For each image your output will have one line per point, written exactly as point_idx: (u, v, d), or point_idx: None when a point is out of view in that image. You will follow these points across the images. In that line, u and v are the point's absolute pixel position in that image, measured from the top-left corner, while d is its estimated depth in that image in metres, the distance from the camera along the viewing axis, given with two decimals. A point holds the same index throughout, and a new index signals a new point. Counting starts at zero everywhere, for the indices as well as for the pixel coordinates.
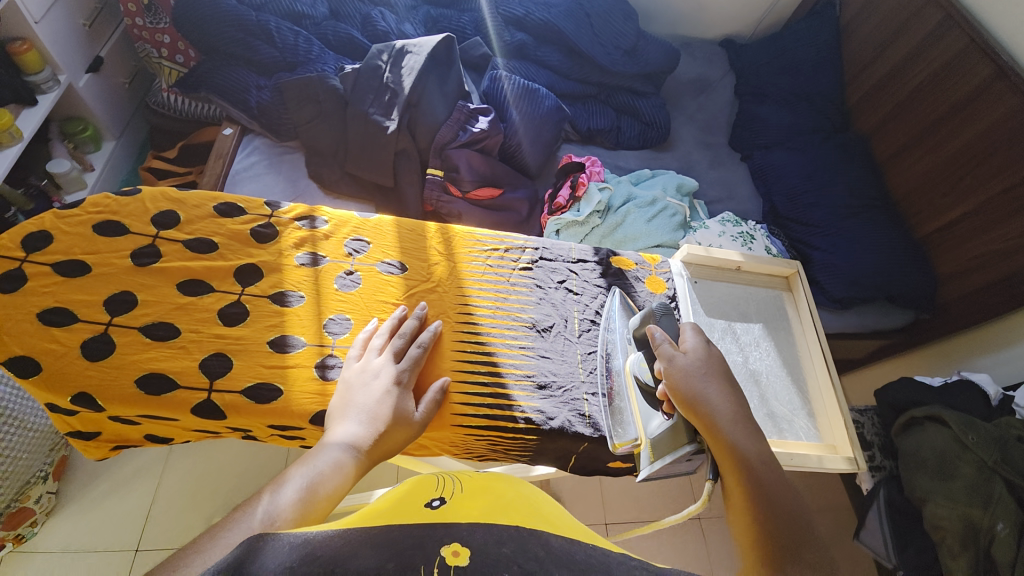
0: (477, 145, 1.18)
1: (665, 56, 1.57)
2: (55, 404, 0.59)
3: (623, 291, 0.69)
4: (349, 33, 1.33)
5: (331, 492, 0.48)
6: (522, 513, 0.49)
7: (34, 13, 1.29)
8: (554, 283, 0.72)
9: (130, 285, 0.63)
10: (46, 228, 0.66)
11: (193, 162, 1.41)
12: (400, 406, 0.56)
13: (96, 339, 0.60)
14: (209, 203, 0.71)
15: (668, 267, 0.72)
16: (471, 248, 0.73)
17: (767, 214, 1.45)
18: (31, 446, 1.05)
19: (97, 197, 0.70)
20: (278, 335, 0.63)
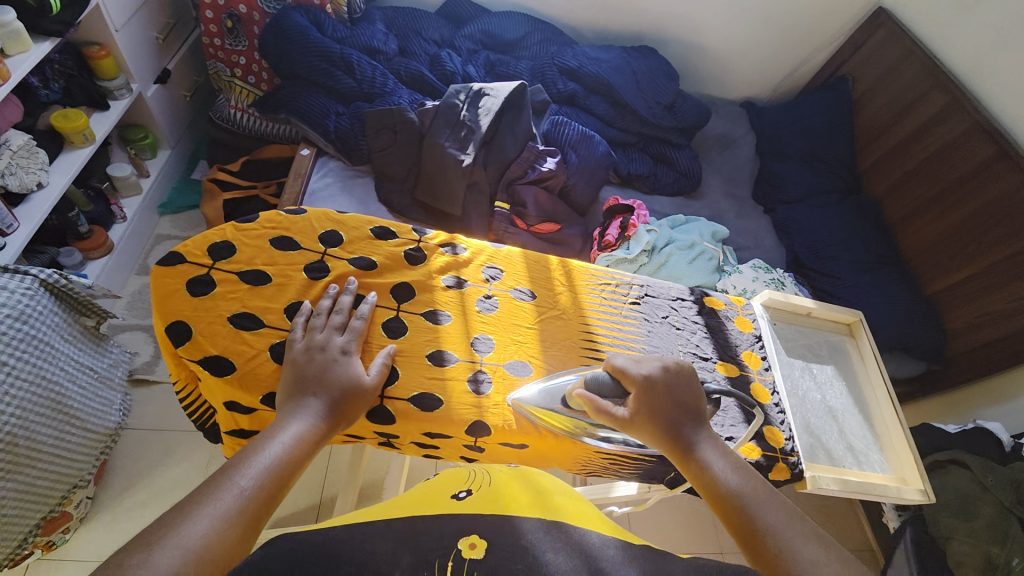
0: (543, 183, 1.27)
1: (699, 113, 1.70)
2: (236, 402, 0.62)
3: (718, 327, 0.74)
4: (420, 71, 1.43)
5: (293, 457, 0.51)
6: (540, 504, 0.51)
7: (117, 22, 1.32)
8: (660, 318, 0.74)
9: (306, 294, 0.67)
10: (228, 239, 0.70)
11: (256, 177, 1.47)
12: (349, 376, 0.59)
13: (282, 343, 0.63)
14: (366, 226, 0.74)
15: (753, 309, 0.77)
16: (588, 281, 0.75)
17: (790, 263, 1.57)
18: (87, 449, 1.04)
19: (270, 213, 0.74)
20: (435, 349, 0.66)
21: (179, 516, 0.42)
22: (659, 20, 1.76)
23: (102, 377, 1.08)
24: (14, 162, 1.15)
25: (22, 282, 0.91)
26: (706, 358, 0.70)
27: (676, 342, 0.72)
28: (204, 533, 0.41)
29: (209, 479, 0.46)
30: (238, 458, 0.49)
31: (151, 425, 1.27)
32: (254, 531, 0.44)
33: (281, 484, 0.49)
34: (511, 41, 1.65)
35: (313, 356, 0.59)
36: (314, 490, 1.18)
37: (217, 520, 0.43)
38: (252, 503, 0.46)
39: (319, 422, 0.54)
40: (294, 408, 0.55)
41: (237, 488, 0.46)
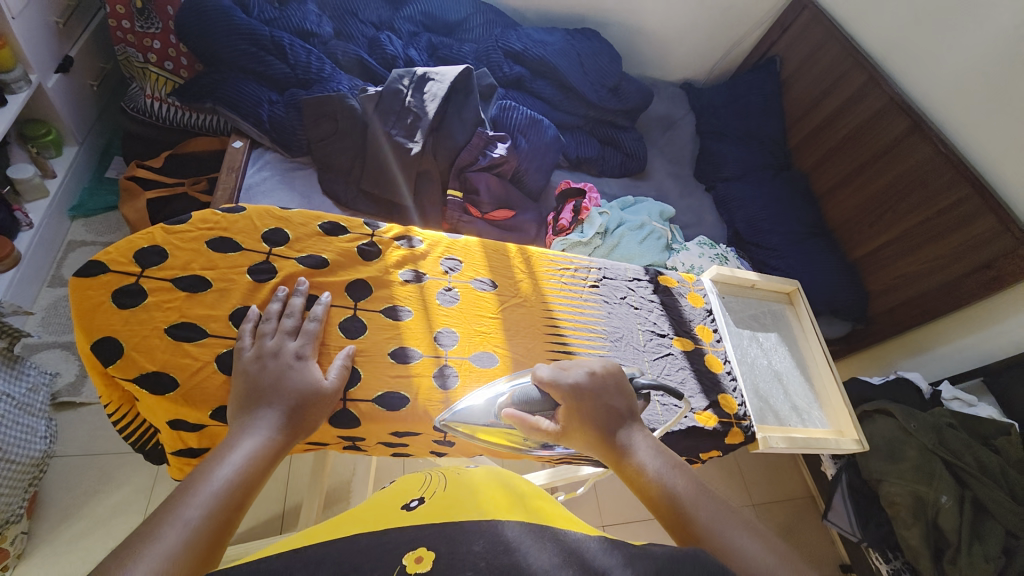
0: (495, 169, 1.26)
1: (642, 95, 1.74)
2: (181, 420, 0.58)
3: (673, 304, 0.77)
4: (358, 54, 1.36)
5: (246, 477, 0.47)
6: (490, 505, 0.50)
7: (13, 8, 1.17)
8: (618, 299, 0.75)
9: (254, 298, 0.63)
10: (159, 244, 0.64)
11: (183, 173, 1.36)
12: (307, 382, 0.56)
13: (230, 353, 0.59)
14: (314, 222, 0.70)
15: (703, 284, 0.81)
16: (547, 267, 0.76)
17: (732, 238, 1.66)
18: (10, 483, 0.94)
19: (205, 212, 0.68)
20: (398, 346, 0.64)
21: (116, 560, 0.37)
22: (600, 2, 1.77)
23: (19, 404, 0.98)
24: None
25: None
26: (663, 334, 0.73)
27: (635, 321, 0.74)
28: (148, 574, 0.37)
29: (149, 516, 0.42)
30: (183, 487, 0.45)
31: (83, 450, 1.16)
32: (207, 563, 0.41)
33: (235, 508, 0.45)
34: (452, 23, 1.60)
35: (266, 366, 0.55)
36: (274, 500, 1.13)
37: (162, 559, 0.38)
38: (203, 534, 0.41)
39: (275, 435, 0.51)
40: (244, 426, 0.51)
41: (182, 520, 0.41)
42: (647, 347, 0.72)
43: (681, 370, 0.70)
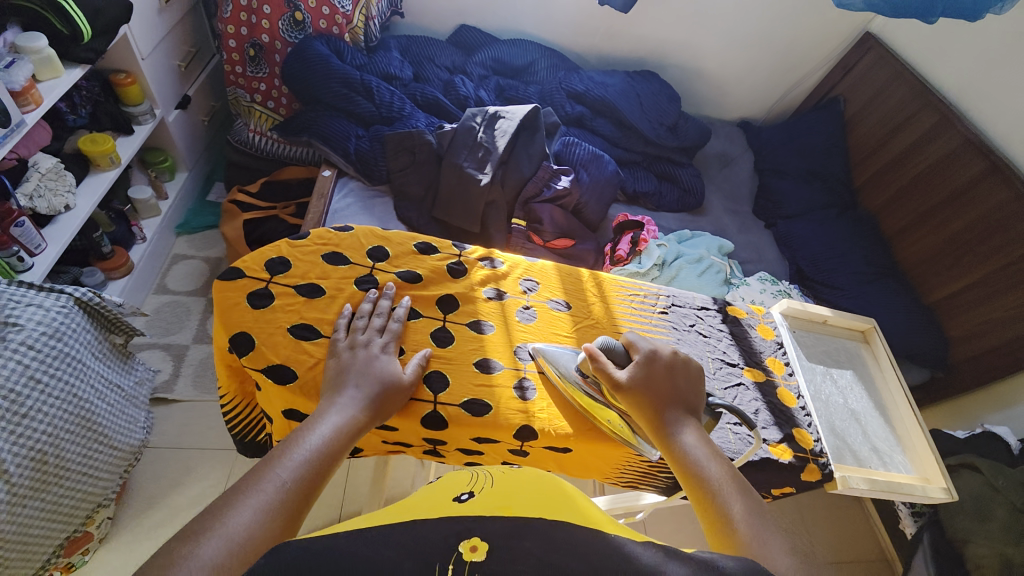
0: (558, 201, 1.32)
1: (700, 133, 1.77)
2: (294, 409, 0.64)
3: (743, 334, 0.77)
4: (435, 96, 1.49)
5: (330, 450, 0.53)
6: (537, 502, 0.50)
7: (143, 50, 1.35)
8: (687, 326, 0.76)
9: (358, 306, 0.69)
10: (284, 255, 0.73)
11: (274, 197, 1.51)
12: (387, 371, 0.62)
13: (338, 354, 0.65)
14: (410, 241, 0.78)
15: (773, 317, 0.81)
16: (618, 292, 0.79)
17: (794, 276, 1.61)
18: (112, 467, 1.02)
19: (321, 230, 0.77)
20: (481, 357, 0.68)
21: (224, 504, 0.45)
22: (659, 46, 1.84)
23: (128, 395, 1.08)
24: (43, 185, 1.17)
25: (59, 300, 0.93)
26: (734, 364, 0.73)
27: (705, 348, 0.75)
28: (247, 524, 0.44)
29: (250, 471, 0.49)
30: (279, 451, 0.51)
31: (172, 443, 1.27)
32: (294, 521, 0.47)
33: (320, 475, 0.51)
34: (519, 67, 1.73)
35: (352, 355, 0.63)
36: (332, 508, 1.19)
37: (259, 511, 0.45)
38: (294, 495, 0.48)
39: (358, 415, 0.57)
40: (331, 404, 0.57)
41: (278, 479, 0.48)
42: (716, 375, 0.72)
43: (753, 401, 0.70)
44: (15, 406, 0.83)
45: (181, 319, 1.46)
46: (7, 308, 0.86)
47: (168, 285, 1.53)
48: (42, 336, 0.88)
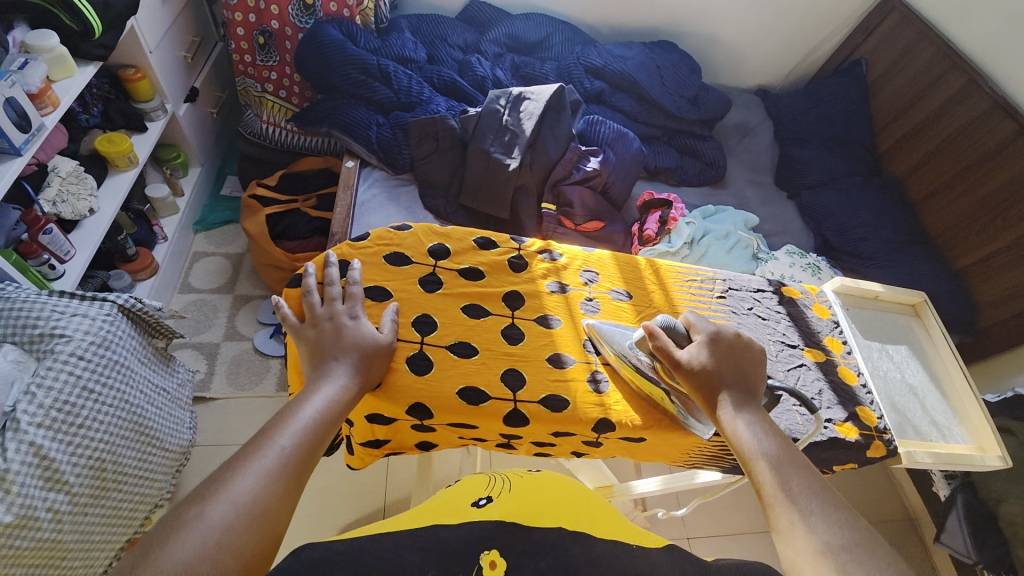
0: (588, 182, 1.31)
1: (721, 104, 1.73)
2: (377, 413, 0.65)
3: (800, 315, 0.78)
4: (453, 78, 1.45)
5: (326, 417, 0.53)
6: (556, 510, 0.54)
7: (150, 43, 1.30)
8: (746, 309, 0.77)
9: (428, 308, 0.70)
10: (347, 258, 0.73)
11: (294, 190, 1.49)
12: (364, 338, 0.62)
13: (416, 356, 0.66)
14: (469, 237, 0.78)
15: (827, 296, 0.82)
16: (675, 278, 0.79)
17: (820, 247, 1.60)
18: (164, 468, 1.02)
19: (379, 231, 0.77)
20: (553, 352, 0.70)
21: (225, 474, 0.44)
22: (675, 13, 1.78)
23: (173, 397, 1.07)
24: (64, 190, 1.15)
25: (103, 308, 0.92)
26: (794, 345, 0.75)
27: (765, 331, 0.76)
28: (251, 490, 0.44)
29: (250, 441, 0.48)
30: (276, 421, 0.51)
31: (213, 440, 1.28)
32: (298, 482, 0.47)
33: (319, 441, 0.51)
34: (534, 43, 1.68)
35: (325, 327, 0.62)
36: (377, 495, 1.22)
37: (264, 477, 0.45)
38: (295, 460, 0.48)
39: (347, 383, 0.58)
40: (319, 376, 0.57)
41: (278, 447, 0.48)
42: (779, 358, 0.73)
43: (817, 381, 0.72)
44: (70, 416, 0.82)
45: (209, 317, 1.45)
46: (54, 320, 0.86)
47: (192, 283, 1.51)
48: (90, 345, 0.87)
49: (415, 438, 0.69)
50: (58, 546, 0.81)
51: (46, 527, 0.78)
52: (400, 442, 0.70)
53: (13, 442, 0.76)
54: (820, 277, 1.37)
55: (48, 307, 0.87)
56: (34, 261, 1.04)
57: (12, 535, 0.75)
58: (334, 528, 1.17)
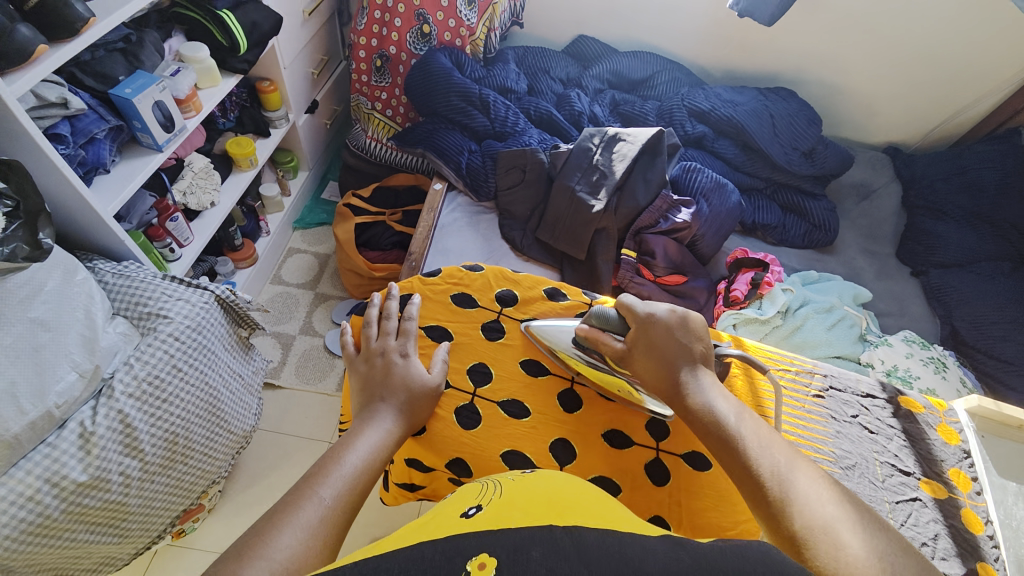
0: (674, 233, 1.24)
1: (840, 161, 1.55)
2: (417, 459, 0.69)
3: (919, 438, 0.72)
4: (550, 111, 1.45)
5: (370, 465, 0.54)
6: (563, 510, 0.43)
7: (285, 60, 1.45)
8: (848, 417, 0.72)
9: (486, 358, 0.74)
10: (417, 293, 0.79)
11: (383, 203, 1.56)
12: (413, 377, 0.66)
13: (466, 409, 0.70)
14: (539, 286, 0.82)
15: (957, 417, 0.74)
16: (767, 367, 0.75)
17: (947, 339, 1.35)
18: (226, 448, 1.08)
19: (451, 269, 0.84)
20: (610, 430, 0.69)
21: (267, 526, 0.44)
22: (798, 59, 1.64)
23: (246, 382, 1.14)
24: (194, 182, 1.30)
25: (202, 296, 1.02)
26: (908, 473, 0.68)
27: (870, 447, 0.70)
28: (291, 547, 0.43)
29: (292, 491, 0.49)
30: (319, 469, 0.52)
31: (274, 427, 1.36)
32: (336, 538, 0.47)
33: (360, 493, 0.51)
34: (637, 81, 1.64)
35: (375, 363, 0.66)
36: (409, 513, 1.17)
37: (305, 533, 0.45)
38: (334, 515, 0.48)
39: (393, 427, 0.59)
40: (369, 418, 0.59)
41: (318, 498, 0.48)
42: (886, 484, 0.67)
43: (932, 522, 0.64)
44: (158, 391, 0.91)
45: (291, 309, 1.56)
46: (160, 302, 0.97)
47: (283, 276, 1.64)
48: (186, 329, 0.96)
49: (450, 491, 0.71)
50: (122, 509, 0.88)
51: (113, 490, 0.85)
52: (434, 490, 0.72)
53: (104, 408, 0.85)
54: (945, 378, 1.14)
55: (159, 289, 0.98)
56: (158, 244, 1.19)
57: (83, 494, 0.81)
58: (361, 540, 1.12)
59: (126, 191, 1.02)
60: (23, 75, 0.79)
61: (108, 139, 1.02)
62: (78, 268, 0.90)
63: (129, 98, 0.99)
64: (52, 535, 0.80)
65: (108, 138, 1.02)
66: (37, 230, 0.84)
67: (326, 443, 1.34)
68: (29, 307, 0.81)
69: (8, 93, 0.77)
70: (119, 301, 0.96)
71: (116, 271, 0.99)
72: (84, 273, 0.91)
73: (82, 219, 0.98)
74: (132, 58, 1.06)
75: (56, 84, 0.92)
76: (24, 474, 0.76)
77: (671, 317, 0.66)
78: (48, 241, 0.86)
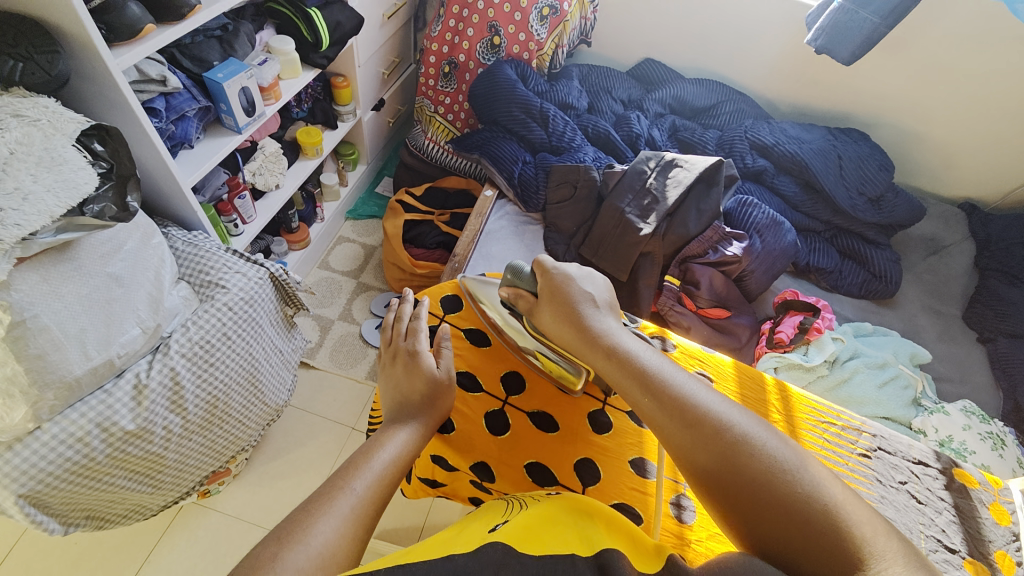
0: (722, 266, 1.21)
1: (910, 211, 1.47)
2: (442, 458, 0.70)
3: (971, 516, 0.66)
4: (607, 130, 1.45)
5: (399, 461, 0.55)
6: (594, 542, 0.43)
7: (360, 59, 1.52)
8: (895, 482, 0.68)
9: (521, 367, 0.75)
10: (460, 295, 0.82)
11: (433, 203, 1.61)
12: (424, 373, 0.66)
13: (496, 415, 0.71)
14: None
15: (1014, 498, 0.69)
16: (810, 417, 0.72)
17: (1009, 414, 1.23)
18: (258, 419, 1.13)
19: (495, 275, 0.86)
20: (638, 456, 0.67)
21: (303, 515, 0.46)
22: (874, 102, 1.57)
23: (285, 358, 1.19)
24: (264, 165, 1.38)
25: (258, 272, 1.08)
26: (955, 552, 0.63)
27: (916, 518, 0.65)
28: (326, 536, 0.45)
29: (327, 482, 0.50)
30: (352, 463, 0.53)
31: (303, 405, 1.41)
32: (366, 530, 0.48)
33: (390, 488, 0.53)
34: (700, 108, 1.63)
35: (393, 366, 0.69)
36: (419, 510, 1.18)
37: (339, 522, 0.46)
38: (365, 508, 0.49)
39: (415, 425, 0.61)
40: (398, 419, 0.61)
41: (350, 490, 0.50)
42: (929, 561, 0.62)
43: None
44: (207, 354, 0.96)
45: (334, 294, 1.62)
46: (221, 273, 1.03)
47: (330, 262, 1.70)
48: (240, 300, 1.02)
49: (471, 494, 0.72)
50: (159, 461, 0.94)
51: (155, 442, 0.91)
52: (454, 490, 0.72)
53: (159, 364, 0.91)
54: (1003, 456, 1.04)
55: (222, 261, 1.05)
56: (225, 218, 1.27)
57: (128, 442, 0.87)
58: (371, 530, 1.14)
59: (205, 166, 1.11)
60: (129, 50, 0.87)
61: (196, 117, 1.11)
62: (155, 233, 0.98)
63: (220, 83, 1.07)
64: (94, 477, 0.86)
65: (196, 117, 1.11)
66: (124, 194, 0.89)
67: (349, 428, 1.38)
68: (107, 262, 0.87)
69: (113, 66, 0.85)
70: (186, 268, 1.03)
71: (186, 239, 1.07)
72: (158, 238, 0.98)
73: (164, 190, 1.07)
74: (226, 46, 1.15)
75: (158, 63, 1.01)
76: (78, 416, 0.83)
77: (576, 274, 0.73)
78: (135, 205, 0.90)
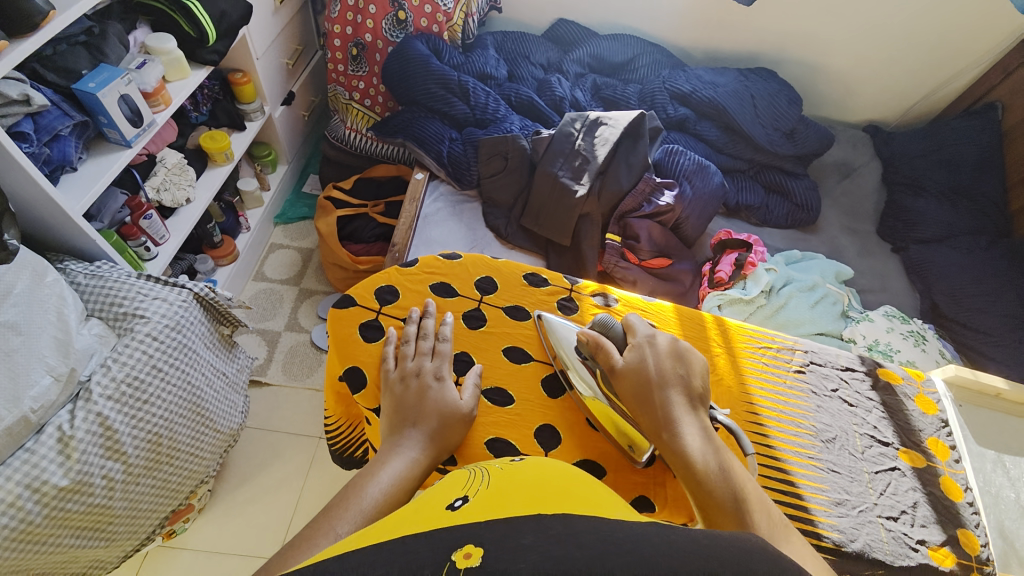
0: (657, 217, 1.25)
1: (820, 140, 1.56)
2: None
3: (897, 409, 0.73)
4: (530, 97, 1.43)
5: (391, 497, 0.53)
6: (544, 495, 0.43)
7: (258, 50, 1.41)
8: (829, 391, 0.73)
9: (467, 346, 0.74)
10: (394, 283, 0.79)
11: (366, 194, 1.54)
12: (446, 402, 0.65)
13: None
14: (519, 272, 0.83)
15: (934, 387, 0.76)
16: (747, 344, 0.76)
17: (926, 312, 1.36)
18: (213, 448, 1.07)
19: (427, 258, 0.83)
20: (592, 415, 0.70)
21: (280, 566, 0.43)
22: (778, 39, 1.63)
23: (230, 381, 1.12)
24: (167, 179, 1.27)
25: (180, 294, 1.00)
26: (886, 444, 0.70)
27: (849, 420, 0.72)
28: None
29: (308, 525, 0.48)
30: (336, 504, 0.51)
31: (261, 425, 1.34)
32: None
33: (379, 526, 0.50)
34: (618, 64, 1.63)
35: (410, 385, 0.66)
36: None
37: None
38: None
39: (418, 455, 0.59)
40: (392, 445, 0.60)
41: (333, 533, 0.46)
42: (864, 456, 0.69)
43: (908, 489, 0.67)
44: (138, 392, 0.89)
45: (275, 306, 1.54)
46: (136, 301, 0.95)
47: (265, 273, 1.61)
48: (164, 327, 0.94)
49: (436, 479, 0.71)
50: (108, 511, 0.87)
51: (97, 493, 0.84)
52: None
53: (82, 411, 0.83)
54: (924, 350, 1.16)
55: (134, 288, 0.96)
56: (133, 242, 1.16)
57: (66, 498, 0.80)
58: None
59: (95, 188, 0.99)
60: None
61: (73, 135, 0.99)
62: (48, 270, 0.88)
63: (94, 92, 0.95)
64: (36, 542, 0.78)
65: (74, 135, 0.99)
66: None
67: (316, 438, 1.33)
68: None
69: None
70: (93, 302, 0.94)
71: (88, 271, 0.97)
72: (53, 275, 0.88)
73: (50, 220, 0.95)
74: (95, 51, 1.02)
75: (17, 80, 0.88)
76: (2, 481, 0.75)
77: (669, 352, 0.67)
78: (14, 242, 0.82)
